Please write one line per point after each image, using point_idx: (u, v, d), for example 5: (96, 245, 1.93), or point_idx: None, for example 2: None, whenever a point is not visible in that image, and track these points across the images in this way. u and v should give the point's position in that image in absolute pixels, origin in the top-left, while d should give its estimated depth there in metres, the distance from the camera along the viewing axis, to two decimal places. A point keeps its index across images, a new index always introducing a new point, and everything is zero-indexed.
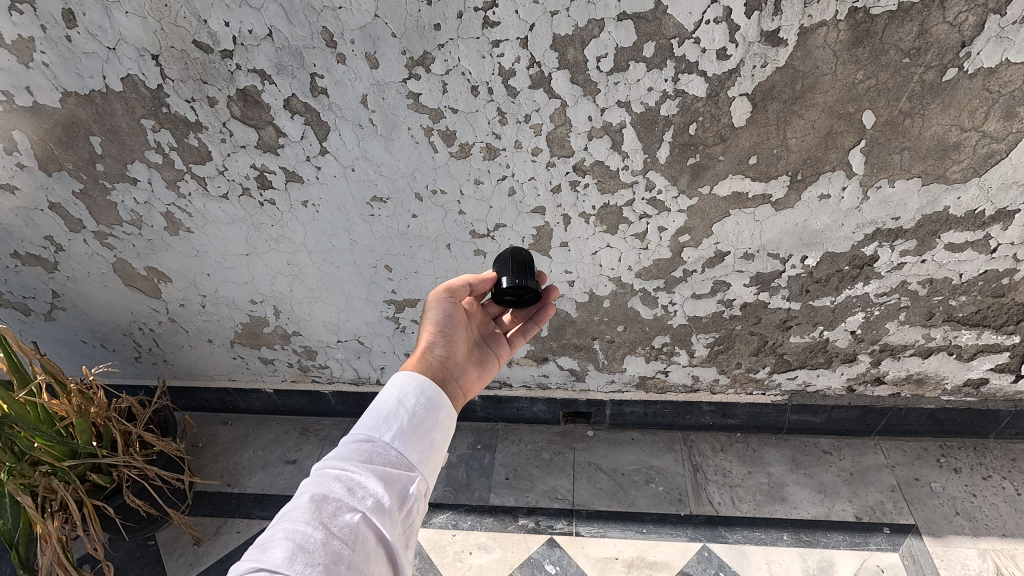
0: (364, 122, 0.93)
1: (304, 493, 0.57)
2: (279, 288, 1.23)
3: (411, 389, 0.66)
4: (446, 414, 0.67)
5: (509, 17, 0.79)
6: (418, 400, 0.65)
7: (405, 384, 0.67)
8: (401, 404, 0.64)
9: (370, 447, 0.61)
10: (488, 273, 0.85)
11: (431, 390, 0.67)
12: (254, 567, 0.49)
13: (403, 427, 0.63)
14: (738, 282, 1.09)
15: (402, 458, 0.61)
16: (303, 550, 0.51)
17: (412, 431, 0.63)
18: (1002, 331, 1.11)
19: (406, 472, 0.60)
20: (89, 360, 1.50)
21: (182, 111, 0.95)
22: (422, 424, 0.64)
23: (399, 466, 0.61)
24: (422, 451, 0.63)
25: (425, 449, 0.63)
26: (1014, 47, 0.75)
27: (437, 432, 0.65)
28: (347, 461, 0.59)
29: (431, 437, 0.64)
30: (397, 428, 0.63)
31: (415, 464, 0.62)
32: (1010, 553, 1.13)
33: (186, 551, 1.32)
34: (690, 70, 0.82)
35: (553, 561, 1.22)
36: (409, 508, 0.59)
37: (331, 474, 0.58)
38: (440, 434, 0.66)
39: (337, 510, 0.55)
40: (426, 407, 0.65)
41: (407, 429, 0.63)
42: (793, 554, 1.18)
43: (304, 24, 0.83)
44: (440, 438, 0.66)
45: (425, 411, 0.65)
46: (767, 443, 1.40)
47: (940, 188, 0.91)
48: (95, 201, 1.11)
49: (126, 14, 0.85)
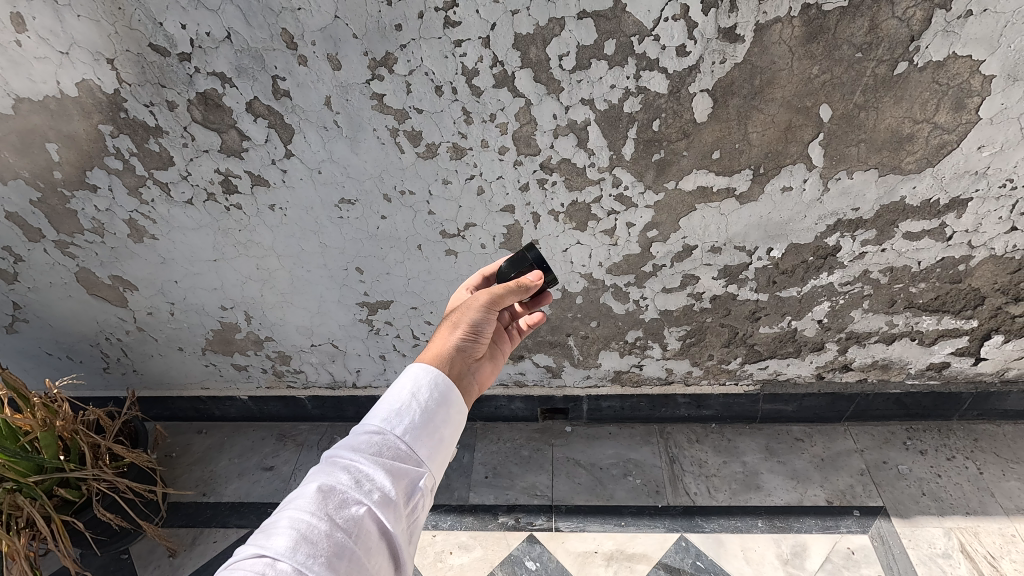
0: (328, 124, 0.92)
1: (310, 482, 0.56)
2: (250, 294, 1.22)
3: (425, 382, 0.64)
4: (457, 410, 0.65)
5: (469, 17, 0.79)
6: (430, 394, 0.63)
7: (417, 377, 0.65)
8: (414, 397, 0.63)
9: (380, 440, 0.59)
10: (534, 283, 0.77)
11: (445, 384, 0.65)
12: (257, 555, 0.49)
13: (414, 421, 0.61)
14: (707, 275, 1.11)
15: (412, 453, 0.60)
16: (306, 541, 0.50)
17: (421, 426, 0.61)
18: (961, 315, 1.15)
19: (414, 468, 0.59)
20: (54, 372, 1.46)
21: (142, 116, 0.93)
22: (432, 419, 0.62)
23: (408, 460, 0.59)
24: (432, 447, 0.62)
25: (435, 445, 0.62)
26: (960, 40, 0.78)
27: (447, 428, 0.64)
28: (357, 452, 0.58)
29: (441, 433, 0.63)
30: (408, 422, 0.61)
31: (423, 460, 0.61)
32: (974, 530, 1.17)
33: (162, 564, 1.29)
34: (651, 67, 0.83)
35: (533, 558, 1.23)
36: (415, 503, 0.58)
37: (339, 463, 0.57)
38: (450, 430, 0.64)
39: (344, 502, 0.54)
40: (438, 402, 0.63)
41: (418, 424, 0.61)
42: (767, 541, 1.20)
43: (263, 25, 0.82)
44: (450, 434, 0.64)
45: (437, 405, 0.63)
46: (741, 433, 1.42)
47: (896, 178, 0.94)
48: (54, 209, 1.08)
49: (78, 17, 0.83)
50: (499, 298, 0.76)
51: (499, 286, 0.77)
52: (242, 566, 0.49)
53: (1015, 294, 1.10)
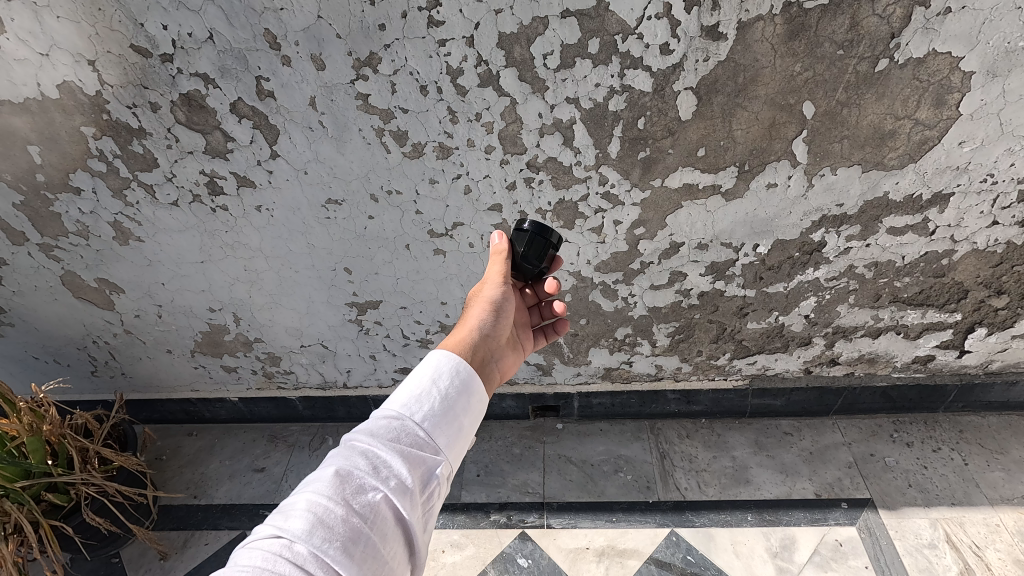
0: (313, 124, 0.92)
1: (328, 466, 0.55)
2: (238, 295, 1.21)
3: (446, 369, 0.62)
4: (477, 399, 0.64)
5: (453, 16, 0.79)
6: (451, 382, 0.62)
7: (438, 363, 0.63)
8: (434, 384, 0.61)
9: (399, 425, 0.58)
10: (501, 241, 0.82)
11: (466, 371, 0.64)
12: (273, 535, 0.49)
13: (434, 409, 0.59)
14: (694, 272, 1.11)
15: (431, 441, 0.58)
16: (321, 525, 0.49)
17: (441, 414, 0.59)
18: (945, 309, 1.16)
19: (431, 455, 0.58)
20: (41, 376, 1.45)
21: (124, 117, 0.93)
22: (452, 407, 0.61)
23: (426, 448, 0.58)
24: (450, 436, 0.60)
25: (454, 433, 0.60)
26: (939, 38, 0.78)
27: (467, 417, 0.62)
28: (375, 437, 0.57)
29: (460, 422, 0.61)
30: (427, 409, 0.59)
31: (442, 448, 0.59)
32: (959, 521, 1.18)
33: (152, 567, 1.29)
34: (635, 65, 0.83)
35: (525, 555, 1.23)
36: (431, 492, 0.56)
37: (358, 447, 0.56)
38: (469, 420, 0.62)
39: (361, 487, 0.53)
40: (458, 390, 0.62)
41: (437, 411, 0.59)
42: (756, 534, 1.21)
43: (245, 26, 0.81)
44: (469, 423, 0.62)
45: (457, 393, 0.62)
46: (731, 428, 1.43)
47: (879, 174, 0.95)
48: (38, 213, 1.07)
49: (57, 18, 0.82)
50: (502, 272, 0.79)
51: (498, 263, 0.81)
52: (259, 546, 0.48)
53: (997, 288, 1.11)
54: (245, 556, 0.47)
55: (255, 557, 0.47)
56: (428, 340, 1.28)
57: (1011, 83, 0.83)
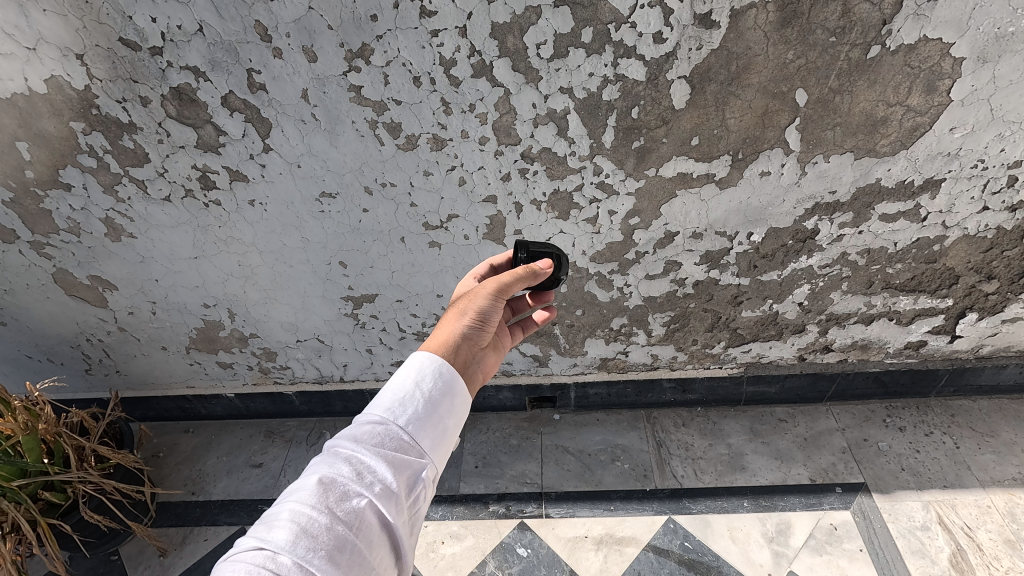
0: (306, 117, 0.92)
1: (312, 474, 0.54)
2: (232, 290, 1.20)
3: (428, 371, 0.63)
4: (461, 400, 0.64)
5: (445, 6, 0.79)
6: (435, 383, 0.62)
7: (421, 365, 0.63)
8: (418, 387, 0.61)
9: (382, 431, 0.58)
10: (543, 268, 0.76)
11: (449, 372, 0.64)
12: (257, 547, 0.49)
13: (418, 412, 0.60)
14: (689, 261, 1.12)
15: (415, 444, 0.59)
16: (306, 534, 0.49)
17: (425, 416, 0.60)
18: (936, 295, 1.17)
19: (416, 459, 0.58)
20: (35, 375, 1.44)
21: (114, 111, 0.92)
22: (437, 409, 0.61)
23: (410, 452, 0.58)
24: (435, 438, 0.60)
25: (438, 435, 0.61)
26: (930, 23, 0.79)
27: (451, 418, 0.62)
28: (359, 443, 0.57)
29: (445, 423, 0.61)
30: (411, 413, 0.59)
31: (427, 451, 0.59)
32: (951, 503, 1.20)
33: (151, 564, 1.29)
34: (629, 54, 0.83)
35: (524, 544, 1.24)
36: (417, 495, 0.57)
37: (341, 454, 0.56)
38: (454, 421, 0.63)
39: (345, 494, 0.53)
40: (442, 391, 0.62)
41: (421, 414, 0.60)
42: (752, 520, 1.23)
43: (236, 18, 0.80)
44: (454, 424, 0.63)
45: (441, 394, 0.62)
46: (725, 416, 1.45)
47: (872, 161, 0.95)
48: (27, 210, 1.06)
49: (44, 12, 0.81)
50: (504, 286, 0.74)
51: (505, 274, 0.75)
52: (242, 558, 0.48)
53: (987, 273, 1.13)
54: (228, 568, 0.47)
55: (237, 570, 0.47)
56: (424, 333, 1.28)
57: (1001, 69, 0.83)
